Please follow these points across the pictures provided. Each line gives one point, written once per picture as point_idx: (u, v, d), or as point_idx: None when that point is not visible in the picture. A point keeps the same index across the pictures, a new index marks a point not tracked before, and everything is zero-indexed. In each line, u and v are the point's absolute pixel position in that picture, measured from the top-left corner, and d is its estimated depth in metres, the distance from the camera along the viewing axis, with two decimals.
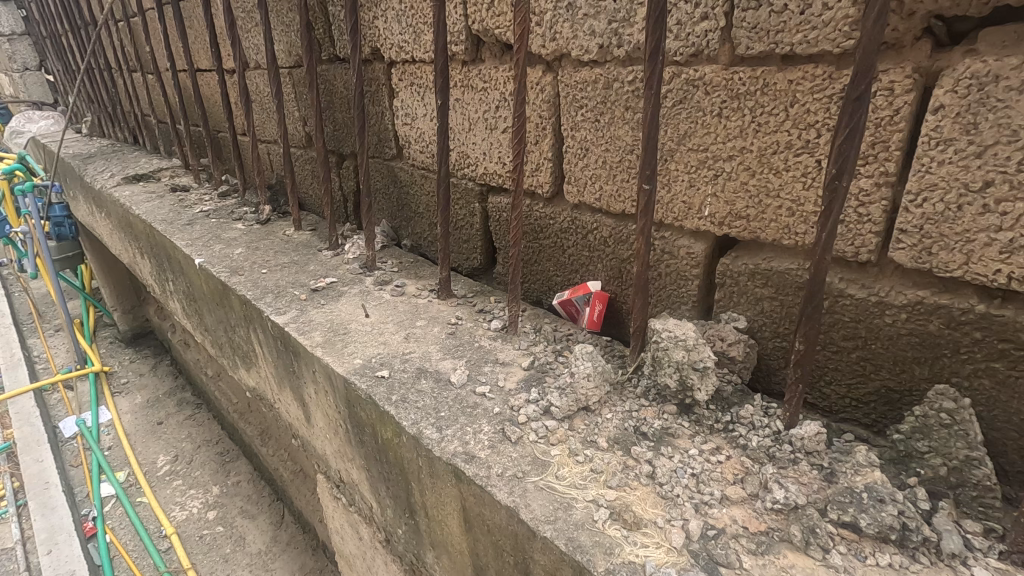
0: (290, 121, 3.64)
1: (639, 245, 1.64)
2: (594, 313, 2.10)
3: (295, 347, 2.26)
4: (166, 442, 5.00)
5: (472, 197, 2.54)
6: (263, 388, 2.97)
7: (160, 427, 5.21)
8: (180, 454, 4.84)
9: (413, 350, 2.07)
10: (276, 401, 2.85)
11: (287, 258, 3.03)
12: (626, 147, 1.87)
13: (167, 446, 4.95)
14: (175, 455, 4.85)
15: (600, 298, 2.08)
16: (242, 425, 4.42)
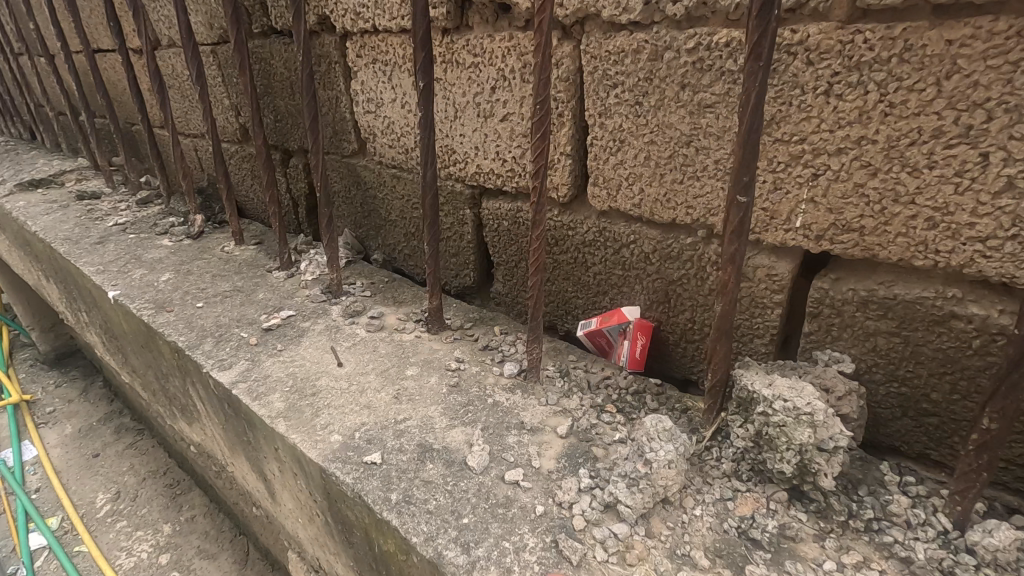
0: (218, 111, 2.99)
1: (726, 279, 1.20)
2: (636, 349, 1.67)
3: (249, 416, 1.72)
4: (102, 476, 3.59)
5: (461, 202, 2.03)
6: (210, 446, 2.40)
7: (95, 459, 3.75)
8: (123, 488, 3.47)
9: (408, 416, 1.58)
10: (229, 465, 2.29)
11: (228, 285, 2.44)
12: (680, 138, 1.41)
13: (105, 481, 3.55)
14: (116, 492, 3.46)
15: (642, 329, 1.66)
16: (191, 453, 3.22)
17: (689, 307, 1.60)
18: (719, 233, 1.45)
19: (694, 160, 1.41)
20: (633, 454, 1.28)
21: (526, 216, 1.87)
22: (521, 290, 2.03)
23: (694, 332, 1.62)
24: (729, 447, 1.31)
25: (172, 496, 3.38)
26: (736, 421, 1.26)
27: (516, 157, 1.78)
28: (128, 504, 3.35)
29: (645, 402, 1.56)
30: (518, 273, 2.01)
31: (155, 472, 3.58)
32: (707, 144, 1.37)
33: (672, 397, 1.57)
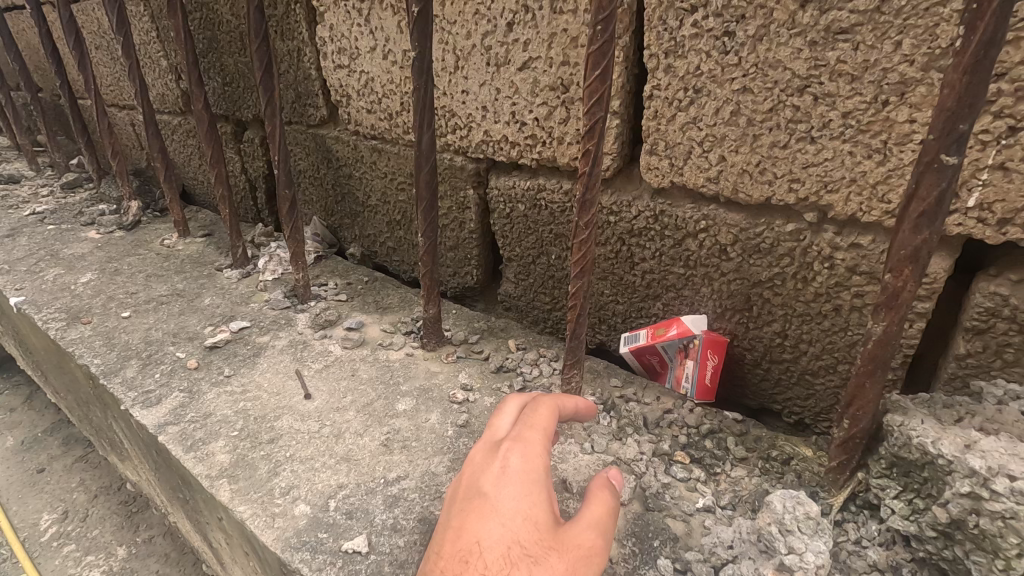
0: (153, 75, 2.46)
1: (897, 288, 0.79)
2: (706, 372, 1.26)
3: (182, 474, 1.26)
4: (48, 495, 2.25)
5: (464, 179, 1.59)
6: (146, 490, 1.88)
7: (39, 476, 2.34)
8: (73, 507, 2.19)
9: (404, 476, 1.15)
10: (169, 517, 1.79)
11: (165, 288, 1.95)
12: (791, 82, 1.00)
13: (49, 499, 2.23)
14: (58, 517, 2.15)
15: (712, 345, 1.24)
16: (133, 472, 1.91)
17: (780, 316, 1.19)
18: (837, 217, 1.05)
19: (810, 113, 1.00)
20: (751, 547, 0.88)
21: (550, 197, 1.44)
22: (540, 292, 1.61)
23: (782, 350, 1.23)
24: (873, 526, 0.92)
25: (132, 507, 2.17)
26: (890, 491, 0.89)
27: (540, 118, 1.35)
28: (77, 524, 2.11)
29: (726, 447, 1.16)
30: (536, 271, 1.58)
31: (110, 487, 2.26)
32: (833, 89, 0.96)
33: (761, 440, 1.17)
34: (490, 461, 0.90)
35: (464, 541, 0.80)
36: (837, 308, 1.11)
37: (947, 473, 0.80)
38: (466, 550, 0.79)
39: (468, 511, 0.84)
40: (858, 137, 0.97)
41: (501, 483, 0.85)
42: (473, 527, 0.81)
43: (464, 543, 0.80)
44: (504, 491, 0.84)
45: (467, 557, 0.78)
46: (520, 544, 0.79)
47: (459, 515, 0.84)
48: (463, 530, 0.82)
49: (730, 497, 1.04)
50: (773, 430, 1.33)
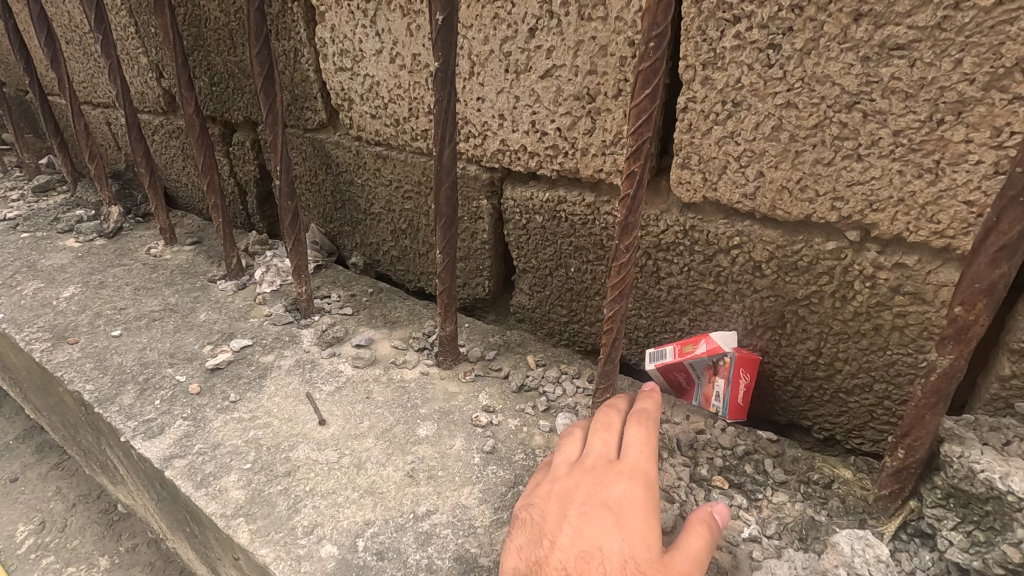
0: (133, 72, 2.33)
1: (968, 321, 0.76)
2: (739, 391, 1.21)
3: (193, 511, 1.18)
4: (21, 505, 2.11)
5: (476, 188, 1.53)
6: (141, 513, 1.77)
7: (9, 487, 2.20)
8: (50, 516, 2.06)
9: (434, 510, 1.10)
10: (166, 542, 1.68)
11: (156, 302, 1.84)
12: (839, 98, 0.96)
13: (25, 509, 2.09)
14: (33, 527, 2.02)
15: (745, 362, 1.19)
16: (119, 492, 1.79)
17: (815, 335, 1.17)
18: (882, 236, 1.02)
19: (858, 130, 0.96)
20: None
21: (570, 209, 1.39)
22: (556, 304, 1.56)
23: (815, 367, 1.20)
24: (927, 556, 0.90)
25: (114, 514, 2.05)
26: (947, 523, 0.88)
27: (564, 128, 1.29)
28: (55, 535, 1.99)
29: (765, 470, 1.13)
30: (553, 283, 1.53)
31: (87, 495, 2.14)
32: (885, 107, 0.93)
33: (799, 461, 1.15)
34: (612, 481, 0.96)
35: (587, 541, 0.88)
36: (876, 327, 1.09)
37: (1017, 510, 0.80)
38: (587, 552, 0.87)
39: (590, 514, 0.92)
40: (908, 157, 0.94)
41: (626, 509, 0.91)
42: (594, 533, 0.89)
43: (585, 545, 0.88)
44: (628, 514, 0.91)
45: (588, 558, 0.86)
46: (635, 560, 0.85)
47: (579, 515, 0.92)
48: (587, 533, 0.89)
49: (776, 525, 1.02)
50: (801, 445, 1.31)
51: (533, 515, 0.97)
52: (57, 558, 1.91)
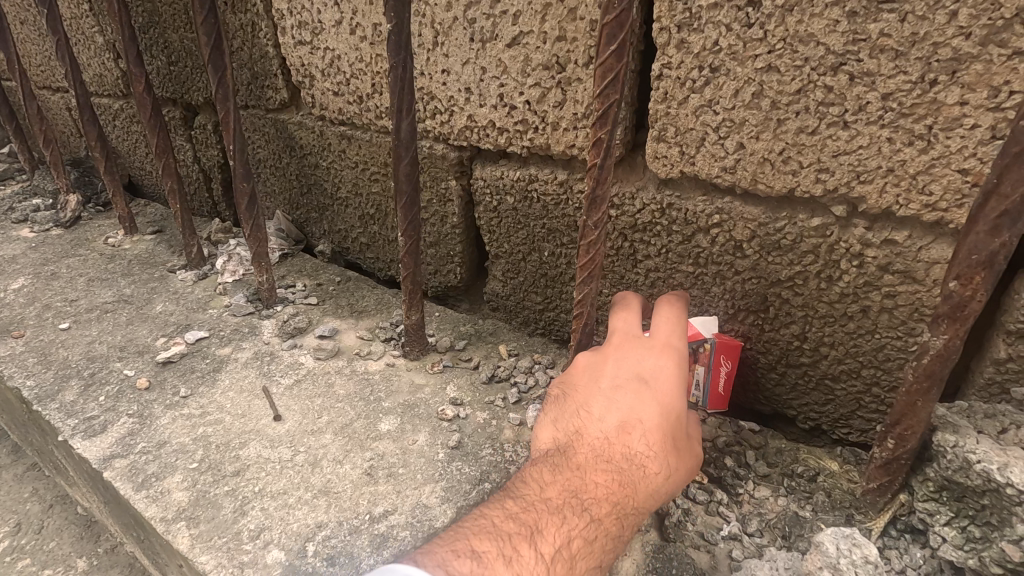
0: (89, 54, 2.21)
1: (964, 297, 0.69)
2: (719, 379, 1.14)
3: (133, 515, 1.09)
4: None
5: (444, 169, 1.44)
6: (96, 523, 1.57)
7: None
8: None
9: (391, 511, 1.02)
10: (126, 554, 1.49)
11: (110, 294, 1.74)
12: (823, 59, 0.88)
13: None
14: None
15: (725, 349, 1.12)
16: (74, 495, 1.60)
17: (800, 318, 1.09)
18: (869, 211, 0.95)
19: (844, 95, 0.89)
20: None
21: (542, 188, 1.31)
22: (530, 291, 1.48)
23: (800, 354, 1.13)
24: (918, 553, 0.84)
25: None
26: (940, 518, 0.82)
27: (533, 101, 1.21)
28: (30, 538, 1.56)
29: (746, 463, 1.07)
30: (527, 269, 1.45)
31: None
32: (873, 67, 0.85)
33: (783, 453, 1.08)
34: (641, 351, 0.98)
35: (625, 413, 0.92)
36: (864, 309, 1.02)
37: (1016, 503, 0.73)
38: (625, 423, 0.92)
39: (623, 389, 0.95)
40: (899, 122, 0.86)
41: (658, 378, 0.94)
42: (630, 408, 0.92)
43: (622, 416, 0.92)
44: (659, 385, 0.93)
45: (627, 429, 0.91)
46: (669, 431, 0.91)
47: (613, 390, 0.95)
48: (622, 405, 0.93)
49: (757, 522, 0.95)
50: (785, 436, 1.23)
51: (566, 388, 1.01)
52: (30, 564, 1.49)
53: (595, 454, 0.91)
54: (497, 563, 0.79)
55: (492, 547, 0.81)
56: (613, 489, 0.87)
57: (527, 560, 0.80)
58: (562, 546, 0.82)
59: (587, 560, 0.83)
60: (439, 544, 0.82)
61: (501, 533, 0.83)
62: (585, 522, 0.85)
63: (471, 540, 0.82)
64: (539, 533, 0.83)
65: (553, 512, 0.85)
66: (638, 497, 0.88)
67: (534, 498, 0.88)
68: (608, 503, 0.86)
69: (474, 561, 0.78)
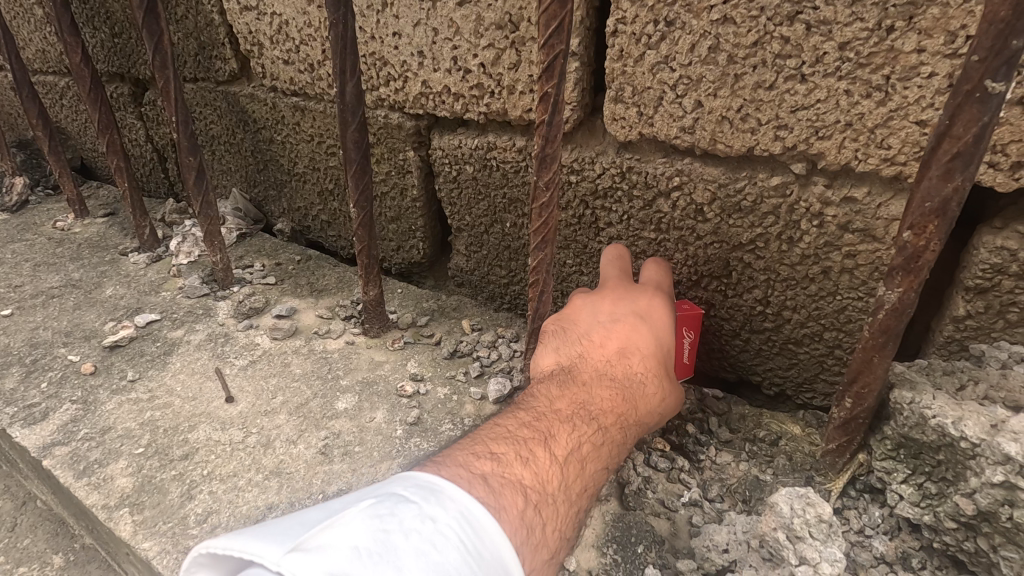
0: (30, 28, 2.10)
1: (918, 248, 0.67)
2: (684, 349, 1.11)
3: (76, 505, 1.05)
4: None
5: (401, 139, 1.39)
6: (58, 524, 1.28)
7: None
8: None
9: (346, 489, 0.98)
10: (101, 554, 1.19)
11: (58, 278, 1.67)
12: (779, 8, 0.85)
13: None
14: None
15: (688, 322, 1.09)
16: (35, 486, 1.31)
17: (762, 282, 1.07)
18: (829, 167, 0.92)
19: (800, 46, 0.86)
20: (753, 553, 0.80)
21: (501, 156, 1.26)
22: (494, 265, 1.44)
23: (764, 319, 1.11)
24: (877, 513, 0.83)
25: None
26: (897, 476, 0.81)
27: (487, 64, 1.16)
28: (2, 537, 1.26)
29: (708, 430, 1.05)
30: (489, 242, 1.41)
31: None
32: (829, 15, 0.82)
33: (745, 418, 1.07)
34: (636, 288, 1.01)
35: (627, 338, 0.95)
36: (825, 270, 1.00)
37: (971, 457, 0.72)
38: (625, 349, 0.94)
39: (623, 319, 0.97)
40: (856, 73, 0.83)
41: (654, 312, 0.98)
42: (632, 334, 0.95)
43: (620, 342, 0.95)
44: (655, 315, 0.98)
45: (626, 354, 0.94)
46: (664, 356, 0.95)
47: (614, 319, 0.97)
48: (621, 331, 0.96)
49: (719, 488, 0.94)
50: (751, 403, 1.22)
51: (564, 321, 1.01)
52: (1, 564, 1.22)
53: (597, 376, 0.92)
54: (515, 463, 0.73)
55: (509, 449, 0.75)
56: (616, 404, 0.88)
57: (544, 462, 0.75)
58: (575, 451, 0.79)
59: (596, 464, 0.81)
60: (453, 449, 0.74)
61: (515, 438, 0.77)
62: (594, 429, 0.83)
63: (487, 444, 0.75)
64: (553, 439, 0.79)
65: (564, 420, 0.82)
66: (638, 413, 0.90)
67: (542, 410, 0.84)
68: (613, 415, 0.87)
69: (493, 462, 0.72)
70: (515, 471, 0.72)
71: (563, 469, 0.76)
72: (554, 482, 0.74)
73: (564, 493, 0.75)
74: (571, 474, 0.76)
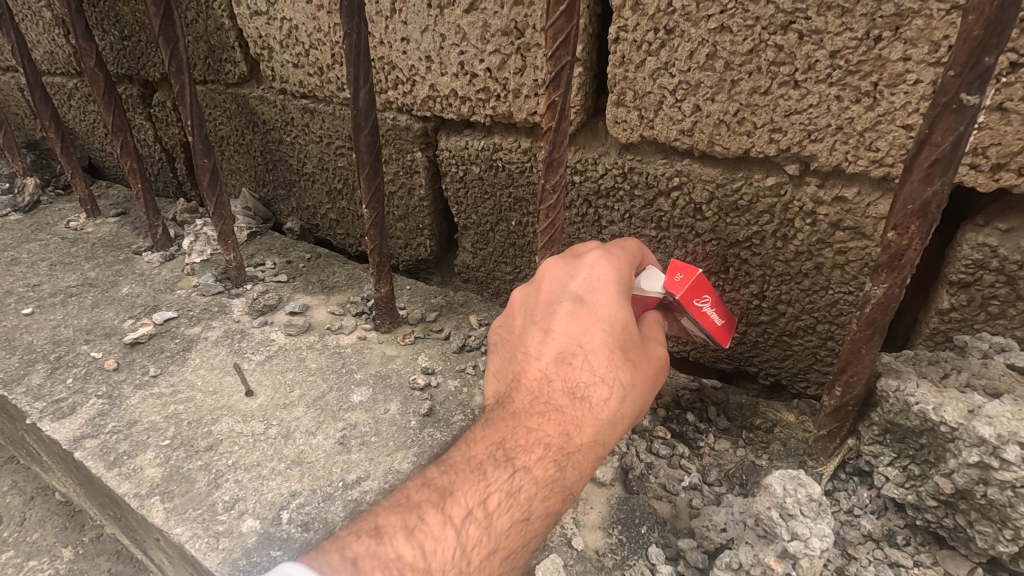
0: (39, 30, 2.13)
1: (901, 247, 0.73)
2: (709, 315, 0.94)
3: (107, 494, 1.10)
4: None
5: (409, 140, 1.43)
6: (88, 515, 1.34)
7: None
8: None
9: (365, 477, 1.04)
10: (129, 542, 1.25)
11: (74, 277, 1.71)
12: (773, 18, 0.90)
13: None
14: None
15: (695, 293, 0.90)
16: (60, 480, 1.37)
17: (759, 277, 1.12)
18: (821, 168, 0.97)
19: (794, 54, 0.90)
20: (749, 531, 0.83)
21: (506, 157, 1.31)
22: (499, 262, 1.49)
23: (760, 312, 1.16)
24: (865, 494, 0.89)
25: None
26: (884, 459, 0.87)
27: (494, 70, 1.20)
28: (12, 529, 1.35)
29: (707, 418, 1.11)
30: (495, 240, 1.46)
31: None
32: (820, 25, 0.87)
33: (742, 407, 1.12)
34: (574, 273, 0.89)
35: (567, 342, 0.87)
36: (818, 266, 1.05)
37: (950, 440, 0.78)
38: (564, 356, 0.86)
39: (561, 316, 0.87)
40: (846, 80, 0.88)
41: (596, 299, 0.86)
42: (573, 333, 0.86)
43: (560, 348, 0.87)
44: (596, 303, 0.86)
45: (567, 361, 0.86)
46: (617, 348, 0.84)
47: (548, 321, 0.88)
48: (558, 333, 0.87)
49: (717, 473, 1.00)
50: (748, 393, 1.28)
51: (504, 331, 0.95)
52: (12, 556, 1.29)
53: (534, 394, 0.87)
54: (398, 537, 0.77)
55: (396, 521, 0.78)
56: (548, 436, 0.83)
57: (434, 531, 0.77)
58: (476, 509, 0.79)
59: (514, 514, 0.80)
60: (349, 526, 0.80)
61: (412, 505, 0.81)
62: (508, 477, 0.81)
63: (377, 517, 0.80)
64: (450, 500, 0.80)
65: (474, 471, 0.82)
66: (581, 432, 0.83)
67: (460, 459, 0.85)
68: (541, 451, 0.83)
69: (374, 539, 0.76)
70: (397, 547, 0.75)
71: (461, 530, 0.78)
72: (443, 552, 0.76)
73: (461, 558, 0.76)
74: (470, 537, 0.78)
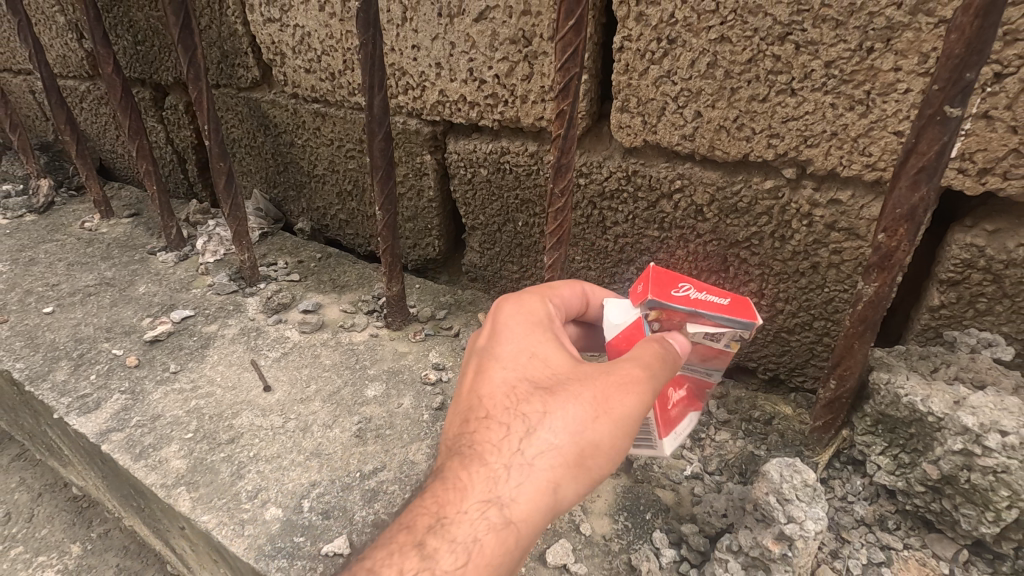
0: (52, 34, 2.17)
1: (890, 248, 0.77)
2: (703, 300, 0.82)
3: (133, 485, 1.15)
4: None
5: (418, 143, 1.47)
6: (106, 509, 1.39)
7: None
8: None
9: (381, 468, 1.09)
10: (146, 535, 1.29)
11: (91, 277, 1.76)
12: (771, 29, 0.94)
13: None
14: None
15: (671, 287, 0.83)
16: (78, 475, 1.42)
17: (757, 276, 1.17)
18: (817, 172, 1.01)
19: (791, 63, 0.95)
20: (748, 515, 0.87)
21: (513, 159, 1.35)
22: (506, 261, 1.53)
23: (759, 309, 1.20)
24: (858, 481, 0.94)
25: None
26: (876, 448, 0.92)
27: (502, 76, 1.25)
28: (22, 525, 1.45)
29: (708, 411, 1.16)
30: (502, 240, 1.50)
31: None
32: (816, 36, 0.91)
33: (742, 401, 1.17)
34: (485, 325, 0.90)
35: (473, 392, 0.83)
36: (814, 265, 1.10)
37: (937, 429, 0.82)
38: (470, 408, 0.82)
39: (470, 369, 0.86)
40: (840, 88, 0.93)
41: (496, 345, 0.85)
42: (478, 382, 0.83)
43: (466, 401, 0.84)
44: (495, 349, 0.84)
45: (470, 414, 0.81)
46: (520, 388, 0.79)
47: (462, 376, 0.88)
48: (467, 388, 0.85)
49: (717, 462, 1.05)
50: (747, 387, 1.32)
51: None
52: (22, 551, 1.38)
53: (446, 457, 0.82)
54: None
55: None
56: (446, 496, 0.77)
57: None
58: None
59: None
60: None
61: None
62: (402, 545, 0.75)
63: None
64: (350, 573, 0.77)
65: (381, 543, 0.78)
66: (480, 487, 0.75)
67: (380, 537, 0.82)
68: (438, 513, 0.76)
69: None
70: None
71: None
72: None
73: None
74: None
